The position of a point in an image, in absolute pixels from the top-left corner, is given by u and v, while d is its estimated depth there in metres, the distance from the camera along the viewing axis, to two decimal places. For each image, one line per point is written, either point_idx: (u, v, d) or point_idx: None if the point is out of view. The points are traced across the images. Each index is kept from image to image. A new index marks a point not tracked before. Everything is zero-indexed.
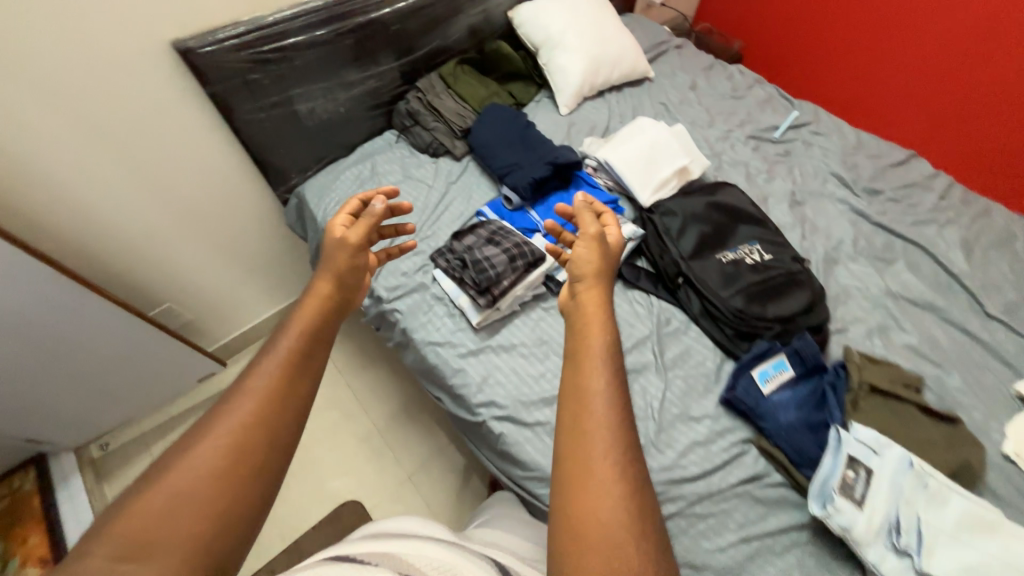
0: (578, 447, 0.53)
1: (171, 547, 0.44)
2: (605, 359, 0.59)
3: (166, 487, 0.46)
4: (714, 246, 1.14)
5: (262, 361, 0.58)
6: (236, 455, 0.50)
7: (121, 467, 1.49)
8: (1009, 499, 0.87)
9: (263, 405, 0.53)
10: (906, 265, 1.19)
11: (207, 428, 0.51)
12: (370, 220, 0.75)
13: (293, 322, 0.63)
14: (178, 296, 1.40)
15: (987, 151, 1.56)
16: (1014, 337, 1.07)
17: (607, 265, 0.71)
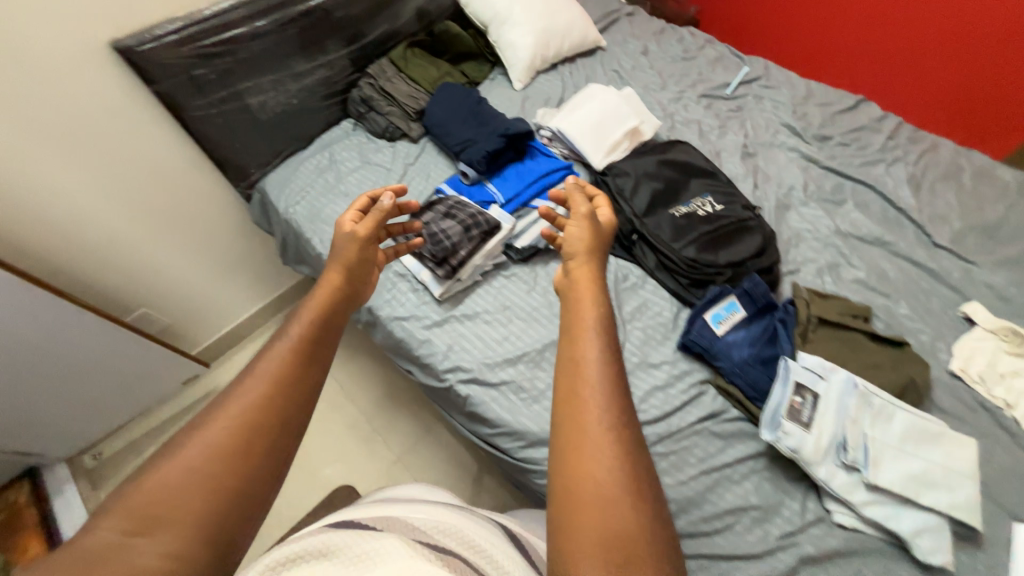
0: (571, 411, 0.53)
1: (177, 528, 0.42)
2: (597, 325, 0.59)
3: (179, 463, 0.45)
4: (667, 202, 1.17)
5: (272, 346, 0.57)
6: (246, 436, 0.49)
7: (115, 474, 1.51)
8: (954, 412, 0.91)
9: (272, 389, 0.52)
10: (855, 205, 1.22)
11: (217, 410, 0.50)
12: (377, 215, 0.78)
13: (304, 310, 0.63)
14: (153, 299, 1.42)
15: (936, 94, 1.61)
16: (960, 264, 1.11)
17: (599, 243, 0.73)
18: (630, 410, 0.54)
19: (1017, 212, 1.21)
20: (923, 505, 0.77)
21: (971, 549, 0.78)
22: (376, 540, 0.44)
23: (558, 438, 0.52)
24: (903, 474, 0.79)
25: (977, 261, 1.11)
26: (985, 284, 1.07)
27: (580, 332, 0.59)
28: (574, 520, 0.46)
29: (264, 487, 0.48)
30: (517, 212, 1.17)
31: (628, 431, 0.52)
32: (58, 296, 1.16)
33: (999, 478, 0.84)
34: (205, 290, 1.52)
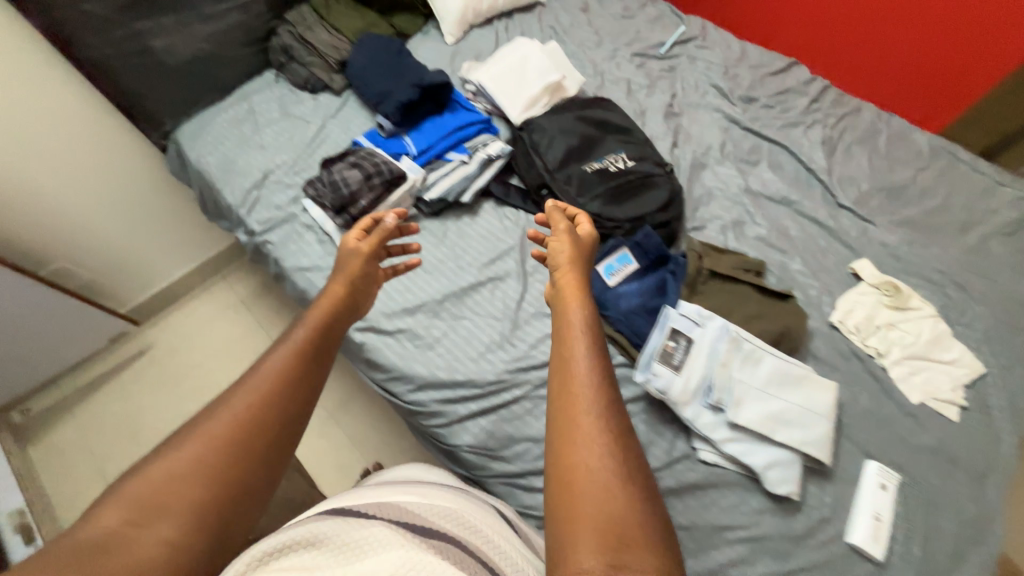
0: (564, 408, 0.57)
1: (171, 519, 0.45)
2: (584, 329, 0.64)
3: (183, 453, 0.50)
4: (581, 158, 1.17)
5: (276, 348, 0.62)
6: (241, 434, 0.52)
7: (45, 430, 1.49)
8: (827, 360, 0.95)
9: (269, 391, 0.57)
10: (769, 165, 1.24)
11: (218, 408, 0.54)
12: (382, 236, 0.79)
13: (310, 315, 0.68)
14: (70, 254, 1.40)
15: (880, 67, 1.58)
16: (859, 223, 1.14)
17: (584, 254, 0.75)
18: (620, 407, 0.58)
19: (925, 175, 1.23)
20: (777, 442, 0.82)
21: (820, 483, 0.83)
22: (367, 529, 0.42)
23: (553, 436, 0.55)
24: (763, 413, 0.83)
25: (876, 221, 1.14)
26: (879, 242, 1.10)
27: (569, 335, 0.64)
28: (572, 509, 0.49)
29: (260, 485, 0.52)
30: (430, 165, 1.16)
31: (619, 425, 0.56)
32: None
33: (859, 420, 0.89)
34: (128, 245, 1.50)
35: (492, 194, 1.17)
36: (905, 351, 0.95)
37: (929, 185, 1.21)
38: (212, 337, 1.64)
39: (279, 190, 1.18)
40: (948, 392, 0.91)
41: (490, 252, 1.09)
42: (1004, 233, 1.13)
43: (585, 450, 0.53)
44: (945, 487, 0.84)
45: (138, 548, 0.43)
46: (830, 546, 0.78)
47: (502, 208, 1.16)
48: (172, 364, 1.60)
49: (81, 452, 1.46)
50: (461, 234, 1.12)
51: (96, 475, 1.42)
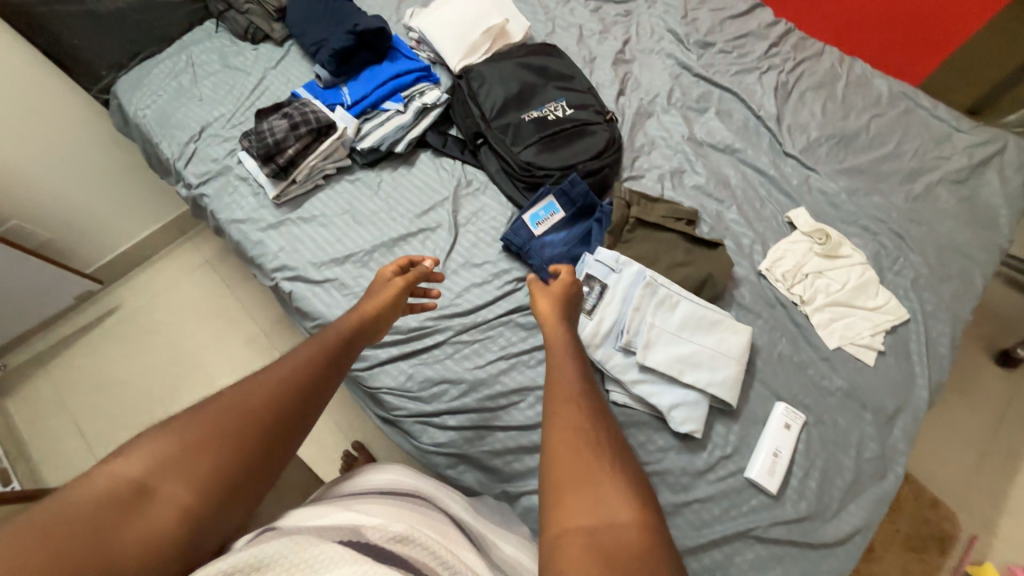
0: (554, 411, 0.63)
1: (181, 483, 0.48)
2: (569, 344, 0.72)
3: (207, 418, 0.53)
4: (520, 106, 1.13)
5: (307, 344, 0.66)
6: (259, 414, 0.55)
7: (21, 383, 1.53)
8: (750, 307, 0.95)
9: (286, 386, 0.58)
10: (716, 113, 1.20)
11: (235, 391, 0.56)
12: (417, 274, 0.83)
13: (342, 318, 0.72)
14: (25, 211, 1.40)
15: (862, 13, 1.48)
16: (802, 171, 1.11)
17: (570, 298, 0.80)
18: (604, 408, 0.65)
19: (879, 121, 1.17)
20: (685, 383, 0.84)
21: (724, 422, 0.85)
22: (317, 549, 0.41)
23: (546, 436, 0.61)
24: (671, 355, 0.85)
25: (819, 169, 1.11)
26: (819, 191, 1.08)
27: (554, 352, 0.71)
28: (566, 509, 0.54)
29: (262, 476, 0.53)
30: (364, 115, 1.14)
31: (600, 426, 0.62)
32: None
33: (773, 364, 0.90)
34: (82, 202, 1.50)
35: (429, 144, 1.15)
36: (829, 297, 0.94)
37: (883, 132, 1.16)
38: (177, 297, 1.65)
39: (216, 143, 1.17)
40: (867, 337, 0.91)
41: (425, 203, 1.08)
42: (954, 180, 1.09)
43: (577, 443, 0.59)
44: (850, 426, 0.86)
45: (158, 506, 0.46)
46: (729, 480, 0.81)
47: (439, 158, 1.14)
48: (140, 322, 1.61)
49: (55, 405, 1.50)
50: (395, 186, 1.11)
51: (69, 427, 1.46)
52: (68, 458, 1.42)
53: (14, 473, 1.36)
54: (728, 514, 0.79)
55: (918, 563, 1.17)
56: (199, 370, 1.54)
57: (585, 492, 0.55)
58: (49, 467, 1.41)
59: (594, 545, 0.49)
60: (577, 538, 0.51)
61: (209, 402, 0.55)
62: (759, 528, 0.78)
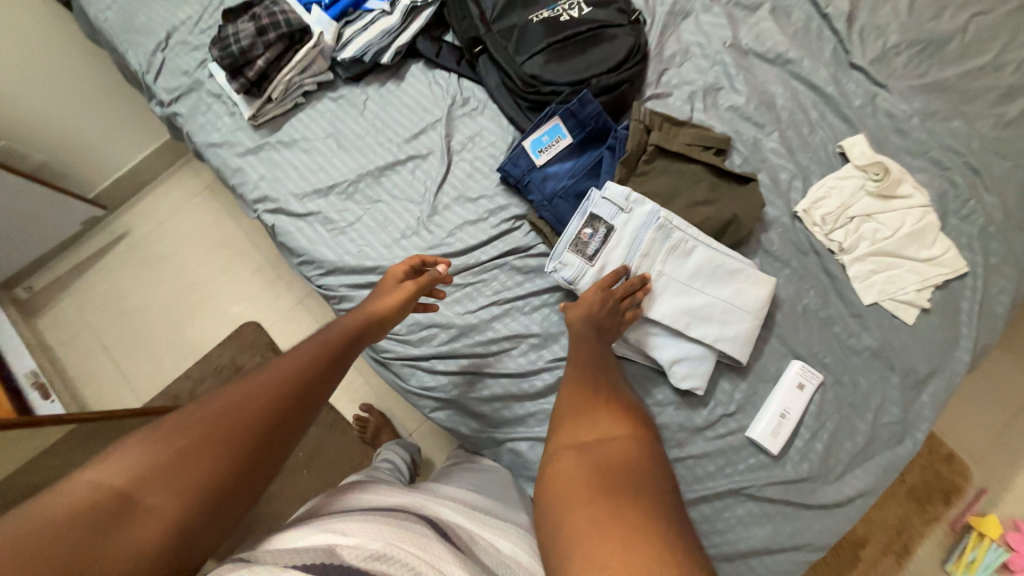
0: (568, 395, 0.66)
1: (168, 493, 0.45)
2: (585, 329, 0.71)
3: (198, 423, 0.49)
4: (528, 4, 0.94)
5: (308, 341, 0.62)
6: (253, 421, 0.51)
7: (48, 305, 1.58)
8: (778, 254, 0.84)
9: (278, 388, 0.54)
10: (771, 11, 0.97)
11: (225, 394, 0.52)
12: (430, 277, 0.74)
13: (348, 316, 0.68)
14: (12, 131, 1.34)
15: None
16: (868, 88, 0.91)
17: (608, 300, 0.73)
18: (623, 396, 0.66)
19: (980, 21, 0.93)
20: (690, 337, 0.77)
21: (730, 378, 0.79)
22: None
23: (555, 416, 0.65)
24: (679, 308, 0.77)
25: (890, 85, 0.90)
26: (885, 114, 0.90)
27: (576, 336, 0.71)
28: (568, 506, 0.53)
29: (256, 484, 0.50)
30: (344, 17, 0.98)
31: (614, 427, 0.61)
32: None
33: (795, 320, 0.81)
34: (68, 120, 1.42)
35: (420, 54, 0.99)
36: (873, 246, 0.81)
37: (981, 37, 0.92)
38: (182, 224, 1.62)
39: (185, 52, 1.04)
40: (911, 293, 0.80)
41: (415, 126, 0.96)
42: None
43: (587, 419, 0.62)
44: (872, 389, 0.78)
45: (144, 518, 0.44)
46: (728, 438, 0.77)
47: (432, 70, 0.99)
48: (149, 249, 1.61)
49: (83, 327, 1.56)
50: (383, 105, 0.98)
51: (99, 347, 1.54)
52: (100, 376, 1.51)
53: (53, 388, 1.46)
54: (722, 471, 0.76)
55: (919, 513, 1.16)
56: (209, 298, 1.56)
57: (595, 489, 0.53)
58: (85, 384, 1.50)
59: (593, 477, 0.54)
60: (570, 455, 0.58)
61: (197, 406, 0.52)
62: (753, 487, 0.75)
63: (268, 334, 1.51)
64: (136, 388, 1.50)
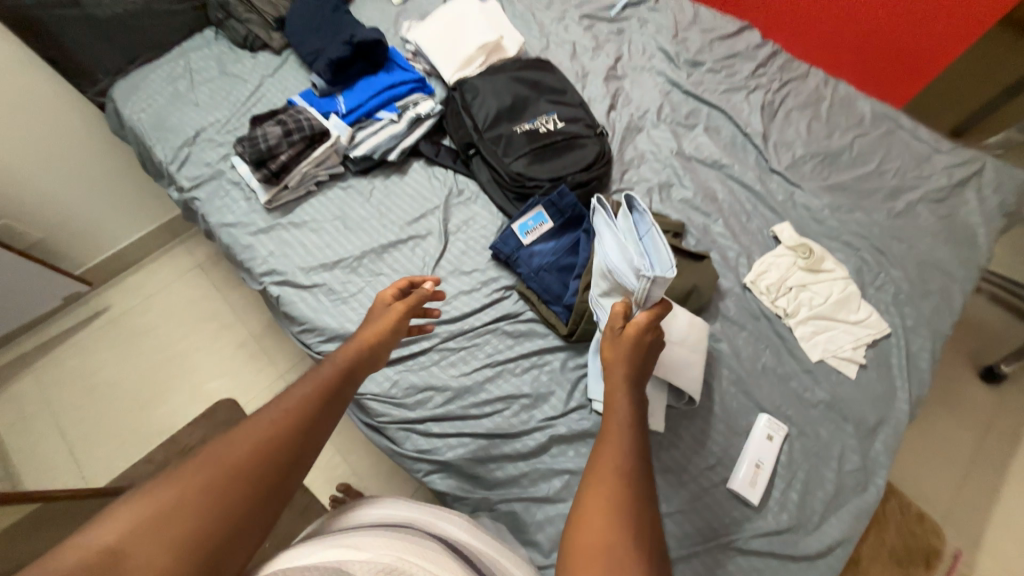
0: (588, 490, 0.52)
1: (155, 550, 0.45)
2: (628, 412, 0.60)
3: (188, 475, 0.50)
4: (512, 118, 1.15)
5: (298, 385, 0.63)
6: (244, 468, 0.52)
7: (3, 385, 1.50)
8: (734, 318, 0.97)
9: (276, 439, 0.55)
10: (705, 129, 1.22)
11: (218, 446, 0.53)
12: (419, 297, 0.81)
13: (339, 352, 0.69)
14: (17, 212, 1.39)
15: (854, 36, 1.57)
16: (787, 188, 1.14)
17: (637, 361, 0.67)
18: (651, 502, 0.53)
19: (862, 141, 1.20)
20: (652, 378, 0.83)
21: (707, 431, 0.86)
22: None
23: (568, 533, 0.50)
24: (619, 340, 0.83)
25: (804, 185, 1.13)
26: (803, 207, 1.11)
27: (615, 405, 0.61)
28: None
29: (249, 532, 0.50)
30: (358, 123, 1.15)
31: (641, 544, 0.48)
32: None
33: (756, 377, 0.91)
34: (74, 203, 1.48)
35: (422, 154, 1.17)
36: (812, 311, 0.96)
37: (865, 151, 1.18)
38: (167, 301, 1.64)
39: (210, 147, 1.18)
40: (849, 350, 0.93)
41: (415, 211, 1.10)
42: (934, 199, 1.12)
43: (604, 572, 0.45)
44: (832, 439, 0.87)
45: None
46: (710, 491, 0.82)
47: (432, 167, 1.16)
48: (128, 324, 1.60)
49: (38, 407, 1.47)
50: (387, 193, 1.12)
51: (53, 429, 1.44)
52: (46, 461, 1.39)
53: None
54: (711, 525, 0.79)
55: None
56: (185, 375, 1.53)
57: None
58: (28, 471, 1.38)
59: None
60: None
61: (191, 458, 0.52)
62: (740, 540, 0.78)
63: (244, 412, 1.46)
64: (87, 474, 1.38)
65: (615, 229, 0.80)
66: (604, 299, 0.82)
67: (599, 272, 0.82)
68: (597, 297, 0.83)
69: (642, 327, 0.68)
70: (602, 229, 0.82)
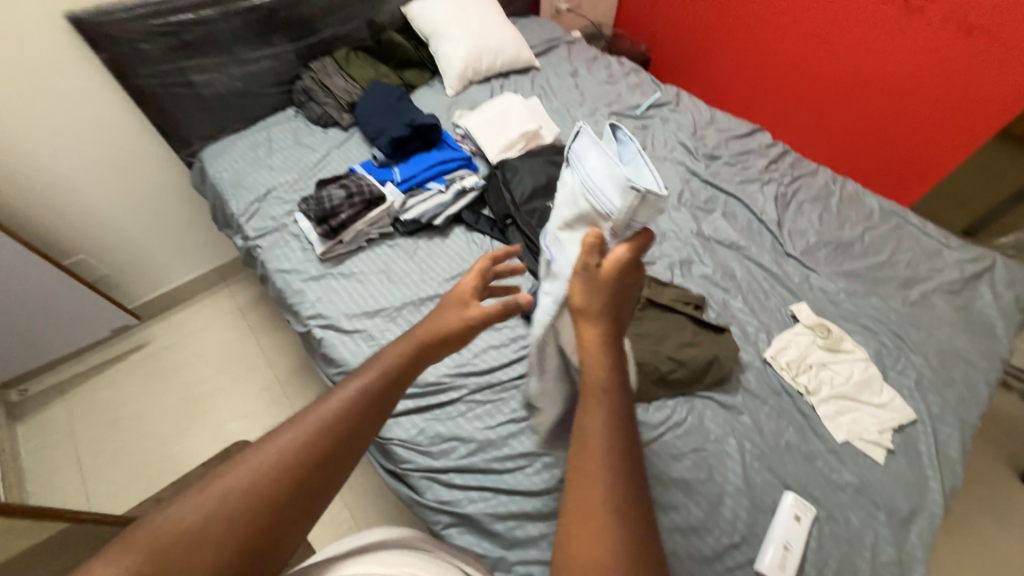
0: (570, 502, 0.46)
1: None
2: (611, 408, 0.50)
3: (212, 501, 0.48)
4: (547, 195, 1.29)
5: (336, 393, 0.57)
6: (268, 494, 0.49)
7: (37, 410, 1.55)
8: (755, 392, 0.99)
9: (297, 469, 0.51)
10: (723, 214, 1.33)
11: (243, 468, 0.50)
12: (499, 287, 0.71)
13: (384, 353, 0.61)
14: (95, 248, 1.55)
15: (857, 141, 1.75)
16: (803, 271, 1.20)
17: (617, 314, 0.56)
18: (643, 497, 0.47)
19: (872, 233, 1.28)
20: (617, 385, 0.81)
21: (733, 507, 0.84)
22: None
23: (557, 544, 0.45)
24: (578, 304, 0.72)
25: (819, 270, 1.20)
26: (819, 290, 1.17)
27: (592, 400, 0.50)
28: None
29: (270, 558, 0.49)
30: (410, 191, 1.29)
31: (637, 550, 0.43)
32: (4, 233, 1.28)
33: (780, 453, 0.91)
34: (145, 245, 1.64)
35: (463, 221, 1.30)
36: (833, 390, 0.98)
37: (876, 243, 1.26)
38: (205, 339, 1.73)
39: (278, 204, 1.34)
40: (875, 433, 0.92)
41: (453, 270, 1.19)
42: (949, 291, 1.16)
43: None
44: (864, 526, 0.84)
45: None
46: (737, 572, 0.79)
47: (471, 233, 1.28)
48: (166, 359, 1.68)
49: (64, 435, 1.51)
50: (429, 253, 1.23)
51: (73, 457, 1.47)
52: (59, 491, 1.40)
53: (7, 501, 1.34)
54: None
55: None
56: (209, 412, 1.57)
57: None
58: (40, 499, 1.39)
59: None
60: None
61: (219, 477, 0.50)
62: None
63: None
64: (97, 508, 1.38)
65: (595, 147, 0.67)
66: (569, 228, 0.70)
67: (569, 200, 0.70)
68: (562, 226, 0.72)
69: (623, 264, 0.56)
70: (580, 151, 0.70)
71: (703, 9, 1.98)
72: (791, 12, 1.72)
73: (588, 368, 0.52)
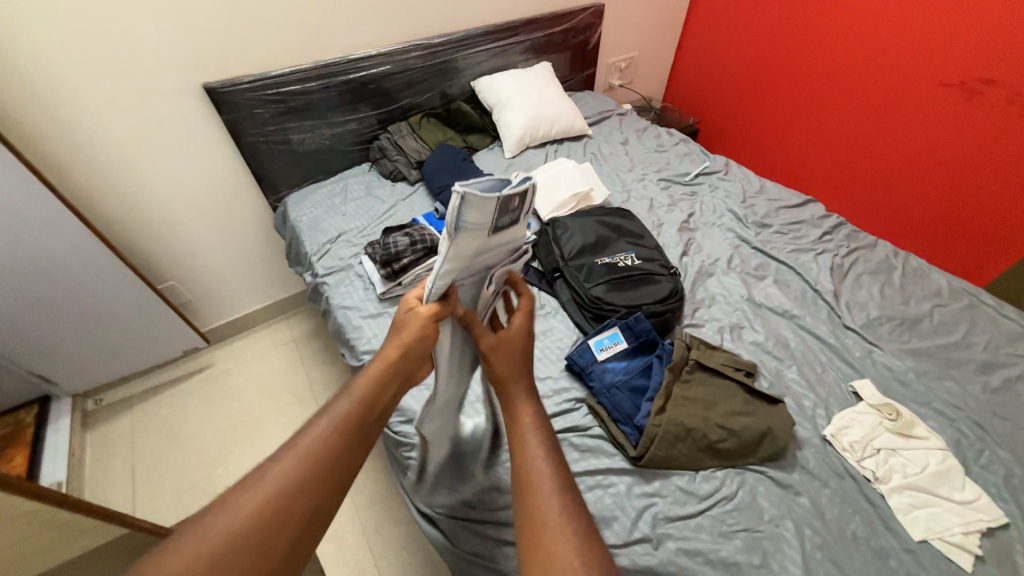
0: (525, 522, 0.52)
1: None
2: (540, 434, 0.60)
3: (212, 535, 0.45)
4: (595, 252, 1.33)
5: (319, 420, 0.56)
6: (266, 524, 0.47)
7: (106, 419, 1.68)
8: (816, 472, 0.92)
9: (287, 508, 0.48)
10: (774, 281, 1.32)
11: (240, 501, 0.47)
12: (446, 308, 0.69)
13: (357, 381, 0.61)
14: (183, 275, 1.73)
15: (917, 217, 1.71)
16: (865, 345, 1.15)
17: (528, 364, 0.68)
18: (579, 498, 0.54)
19: (942, 311, 1.21)
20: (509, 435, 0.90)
21: None
22: None
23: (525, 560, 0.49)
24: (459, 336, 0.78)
25: (882, 346, 1.14)
26: (884, 366, 1.10)
27: (525, 434, 0.60)
28: None
29: None
30: None
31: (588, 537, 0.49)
32: (117, 260, 1.47)
33: (846, 546, 0.83)
34: (224, 275, 1.82)
35: None
36: (906, 479, 0.89)
37: (947, 322, 1.19)
38: (259, 367, 1.84)
39: (346, 246, 1.46)
40: (958, 534, 0.82)
41: None
42: None
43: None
44: None
45: None
46: None
47: None
48: (224, 383, 1.79)
49: (123, 446, 1.61)
50: None
51: (127, 469, 1.56)
52: (108, 502, 1.48)
53: None
54: None
55: None
56: (253, 438, 1.64)
57: None
58: None
59: None
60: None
61: (211, 517, 0.47)
62: None
63: None
64: None
65: None
66: None
67: None
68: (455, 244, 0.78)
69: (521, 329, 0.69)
70: None
71: (755, 86, 2.08)
72: (846, 89, 1.77)
73: (518, 416, 0.63)
